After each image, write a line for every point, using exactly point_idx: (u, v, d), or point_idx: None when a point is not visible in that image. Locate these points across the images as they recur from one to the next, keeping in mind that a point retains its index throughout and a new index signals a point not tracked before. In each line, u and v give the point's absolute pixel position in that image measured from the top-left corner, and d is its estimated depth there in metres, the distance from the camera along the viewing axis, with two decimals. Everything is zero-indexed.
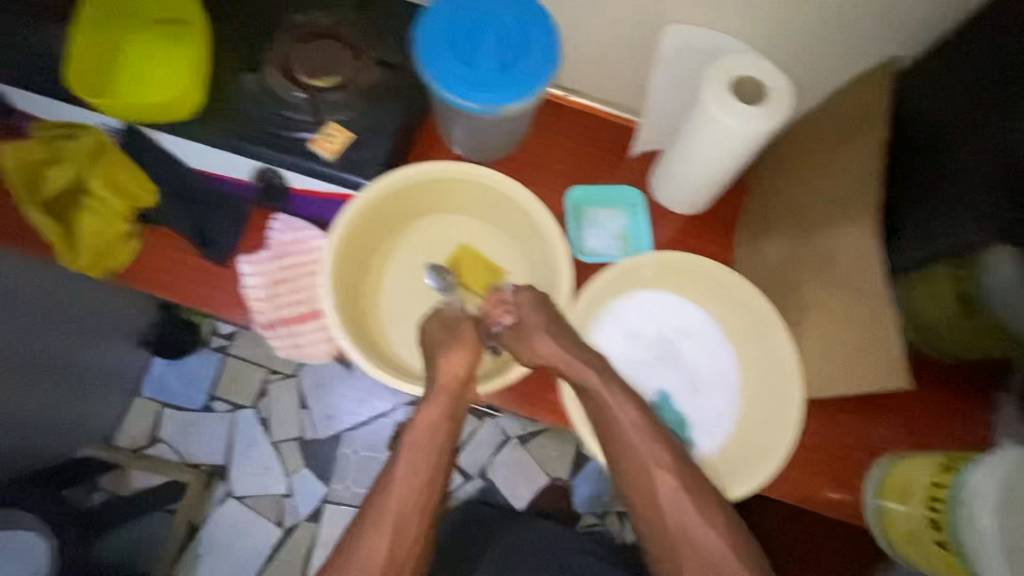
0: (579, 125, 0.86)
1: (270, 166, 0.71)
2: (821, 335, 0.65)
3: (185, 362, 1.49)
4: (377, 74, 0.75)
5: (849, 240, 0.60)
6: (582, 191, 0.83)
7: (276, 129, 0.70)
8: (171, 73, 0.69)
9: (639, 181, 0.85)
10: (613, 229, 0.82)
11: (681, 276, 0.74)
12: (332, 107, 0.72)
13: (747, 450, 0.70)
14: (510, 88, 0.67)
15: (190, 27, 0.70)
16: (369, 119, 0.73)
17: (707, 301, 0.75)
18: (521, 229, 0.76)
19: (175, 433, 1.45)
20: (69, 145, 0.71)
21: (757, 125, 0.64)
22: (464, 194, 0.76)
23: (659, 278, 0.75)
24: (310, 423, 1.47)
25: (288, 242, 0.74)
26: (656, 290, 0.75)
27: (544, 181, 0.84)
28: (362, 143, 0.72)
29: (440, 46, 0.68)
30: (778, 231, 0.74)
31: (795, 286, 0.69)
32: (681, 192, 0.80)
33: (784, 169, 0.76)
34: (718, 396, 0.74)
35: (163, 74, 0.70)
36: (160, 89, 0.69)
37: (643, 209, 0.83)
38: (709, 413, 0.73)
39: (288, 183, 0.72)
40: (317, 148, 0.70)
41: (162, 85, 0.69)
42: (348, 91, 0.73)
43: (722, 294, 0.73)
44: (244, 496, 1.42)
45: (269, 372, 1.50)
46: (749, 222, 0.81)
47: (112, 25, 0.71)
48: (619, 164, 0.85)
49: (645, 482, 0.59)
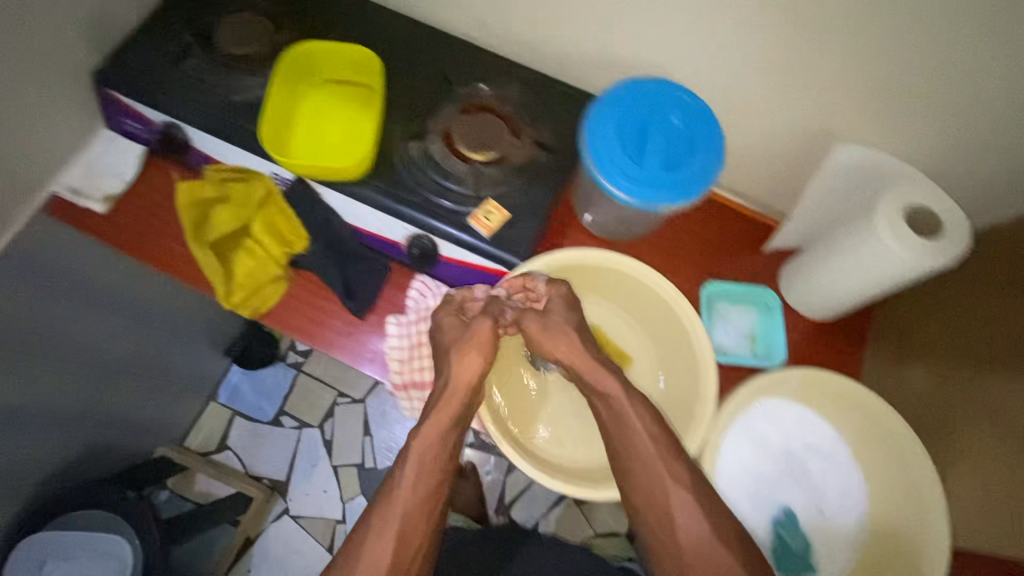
0: (713, 215, 0.86)
1: (424, 234, 0.73)
2: (988, 488, 0.61)
3: (261, 373, 1.53)
4: (532, 153, 0.77)
5: None
6: (720, 287, 0.82)
7: (435, 197, 0.73)
8: (354, 142, 0.75)
9: (770, 279, 0.84)
10: (743, 327, 0.81)
11: (825, 397, 0.72)
12: (490, 182, 0.74)
13: None
14: (674, 190, 0.68)
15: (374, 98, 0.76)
16: (522, 196, 0.75)
17: (840, 419, 0.73)
18: (658, 323, 0.75)
19: (242, 442, 1.48)
20: (235, 185, 0.76)
21: (928, 261, 0.63)
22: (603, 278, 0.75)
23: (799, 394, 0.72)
24: (372, 451, 1.48)
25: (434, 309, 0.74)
26: (791, 405, 0.73)
27: (673, 267, 0.84)
28: (515, 221, 0.73)
29: (609, 142, 0.69)
30: (925, 359, 0.72)
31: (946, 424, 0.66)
32: (818, 303, 0.78)
33: (935, 292, 0.73)
34: (829, 515, 0.72)
35: (344, 139, 0.75)
36: (343, 155, 0.74)
37: (780, 312, 0.81)
38: (817, 532, 0.71)
39: (441, 251, 0.74)
40: (476, 224, 0.71)
41: (344, 151, 0.75)
42: (505, 167, 0.76)
43: (857, 417, 0.71)
44: (299, 515, 1.43)
45: (339, 394, 1.52)
46: (886, 339, 0.79)
47: (298, 82, 0.75)
48: (750, 259, 0.85)
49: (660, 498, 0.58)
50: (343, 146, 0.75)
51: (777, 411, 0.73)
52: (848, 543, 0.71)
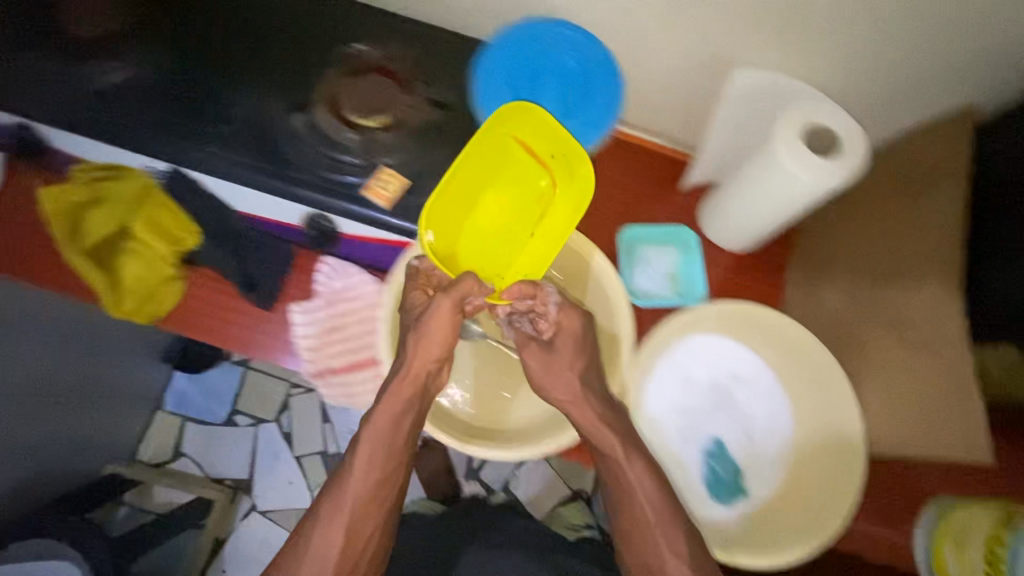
0: (626, 158, 0.85)
1: (321, 212, 0.69)
2: (887, 392, 0.64)
3: (208, 376, 1.48)
4: (426, 111, 0.71)
5: (917, 302, 0.59)
6: (637, 231, 0.82)
7: (325, 171, 0.68)
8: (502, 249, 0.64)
9: (687, 216, 0.84)
10: (665, 269, 0.81)
11: (744, 322, 0.74)
12: (385, 149, 0.69)
13: (797, 512, 0.69)
14: (566, 138, 0.66)
15: (552, 205, 0.62)
16: (418, 161, 0.69)
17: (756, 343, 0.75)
18: (574, 273, 0.76)
19: (200, 447, 1.44)
20: (110, 183, 0.71)
21: (830, 180, 0.62)
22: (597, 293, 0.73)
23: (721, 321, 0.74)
24: (334, 439, 1.46)
25: (342, 290, 0.75)
26: (713, 336, 0.75)
27: (590, 217, 0.83)
28: (413, 187, 0.68)
29: (501, 91, 0.66)
30: (836, 276, 0.72)
31: (855, 337, 0.68)
32: (735, 234, 0.79)
33: (843, 214, 0.75)
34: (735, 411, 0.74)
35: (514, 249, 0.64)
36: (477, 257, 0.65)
37: (698, 250, 0.81)
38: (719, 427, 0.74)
39: (341, 230, 0.70)
40: (371, 196, 0.67)
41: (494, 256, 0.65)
42: (399, 131, 0.70)
43: (769, 334, 0.74)
44: (268, 510, 1.42)
45: (292, 386, 1.49)
46: (804, 264, 0.80)
47: (489, 151, 0.62)
48: (668, 199, 0.84)
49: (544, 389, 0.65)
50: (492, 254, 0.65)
51: (701, 343, 0.75)
52: (779, 465, 0.73)
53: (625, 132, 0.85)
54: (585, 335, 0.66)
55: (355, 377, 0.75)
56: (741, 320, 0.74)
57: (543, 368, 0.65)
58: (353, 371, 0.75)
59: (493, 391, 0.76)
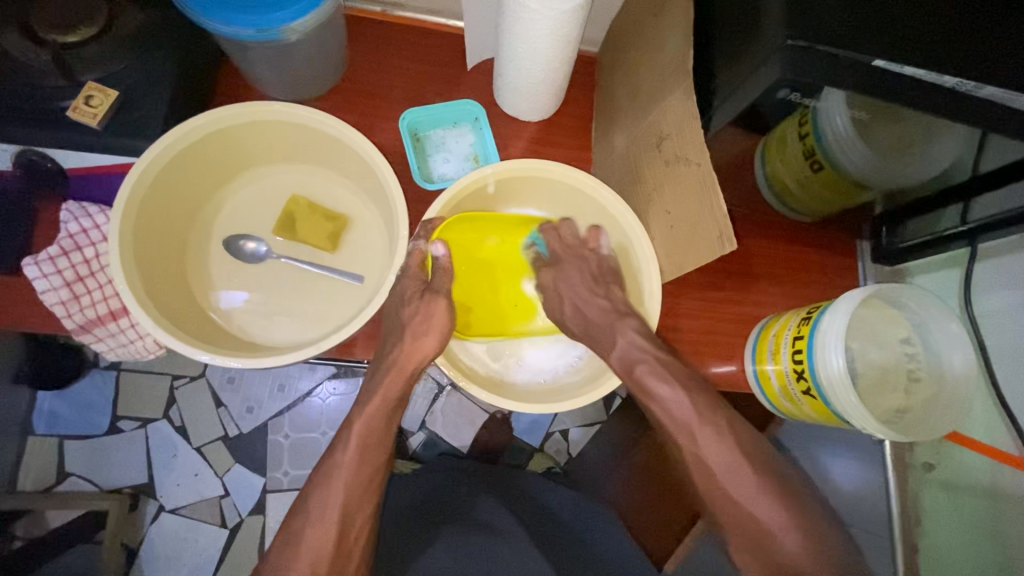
0: (404, 42, 0.78)
1: (30, 146, 0.61)
2: (665, 218, 0.63)
3: (77, 388, 1.32)
4: (137, 13, 0.62)
5: (671, 112, 0.57)
6: (416, 112, 0.76)
7: (24, 102, 0.59)
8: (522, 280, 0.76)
9: (481, 91, 0.79)
10: (462, 148, 0.78)
11: (529, 184, 0.72)
12: (87, 63, 0.60)
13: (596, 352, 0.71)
14: (283, 6, 0.58)
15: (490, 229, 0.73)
16: (139, 73, 0.62)
17: (536, 200, 0.75)
18: (350, 164, 0.69)
19: (85, 462, 1.30)
20: None
21: (566, 3, 0.58)
22: (496, 209, 0.76)
23: (507, 189, 0.73)
24: (232, 419, 1.34)
25: (83, 233, 0.64)
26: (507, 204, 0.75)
27: (377, 109, 0.76)
28: (135, 103, 0.62)
29: None
30: (620, 117, 0.70)
31: (637, 171, 0.66)
32: (520, 98, 0.74)
33: (621, 51, 0.71)
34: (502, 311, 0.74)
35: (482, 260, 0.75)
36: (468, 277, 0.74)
37: (487, 121, 0.78)
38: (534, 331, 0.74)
39: (65, 165, 0.63)
40: (77, 117, 0.60)
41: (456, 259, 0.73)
42: (107, 41, 0.61)
43: (556, 189, 0.73)
44: (178, 507, 1.30)
45: (174, 378, 1.34)
46: (602, 117, 0.77)
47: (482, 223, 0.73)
48: (456, 78, 0.78)
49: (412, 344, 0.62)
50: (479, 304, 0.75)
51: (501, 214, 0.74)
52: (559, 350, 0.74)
53: (398, 14, 0.79)
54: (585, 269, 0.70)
55: (123, 326, 0.67)
56: (520, 181, 0.72)
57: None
58: (115, 319, 0.66)
59: (291, 310, 0.68)
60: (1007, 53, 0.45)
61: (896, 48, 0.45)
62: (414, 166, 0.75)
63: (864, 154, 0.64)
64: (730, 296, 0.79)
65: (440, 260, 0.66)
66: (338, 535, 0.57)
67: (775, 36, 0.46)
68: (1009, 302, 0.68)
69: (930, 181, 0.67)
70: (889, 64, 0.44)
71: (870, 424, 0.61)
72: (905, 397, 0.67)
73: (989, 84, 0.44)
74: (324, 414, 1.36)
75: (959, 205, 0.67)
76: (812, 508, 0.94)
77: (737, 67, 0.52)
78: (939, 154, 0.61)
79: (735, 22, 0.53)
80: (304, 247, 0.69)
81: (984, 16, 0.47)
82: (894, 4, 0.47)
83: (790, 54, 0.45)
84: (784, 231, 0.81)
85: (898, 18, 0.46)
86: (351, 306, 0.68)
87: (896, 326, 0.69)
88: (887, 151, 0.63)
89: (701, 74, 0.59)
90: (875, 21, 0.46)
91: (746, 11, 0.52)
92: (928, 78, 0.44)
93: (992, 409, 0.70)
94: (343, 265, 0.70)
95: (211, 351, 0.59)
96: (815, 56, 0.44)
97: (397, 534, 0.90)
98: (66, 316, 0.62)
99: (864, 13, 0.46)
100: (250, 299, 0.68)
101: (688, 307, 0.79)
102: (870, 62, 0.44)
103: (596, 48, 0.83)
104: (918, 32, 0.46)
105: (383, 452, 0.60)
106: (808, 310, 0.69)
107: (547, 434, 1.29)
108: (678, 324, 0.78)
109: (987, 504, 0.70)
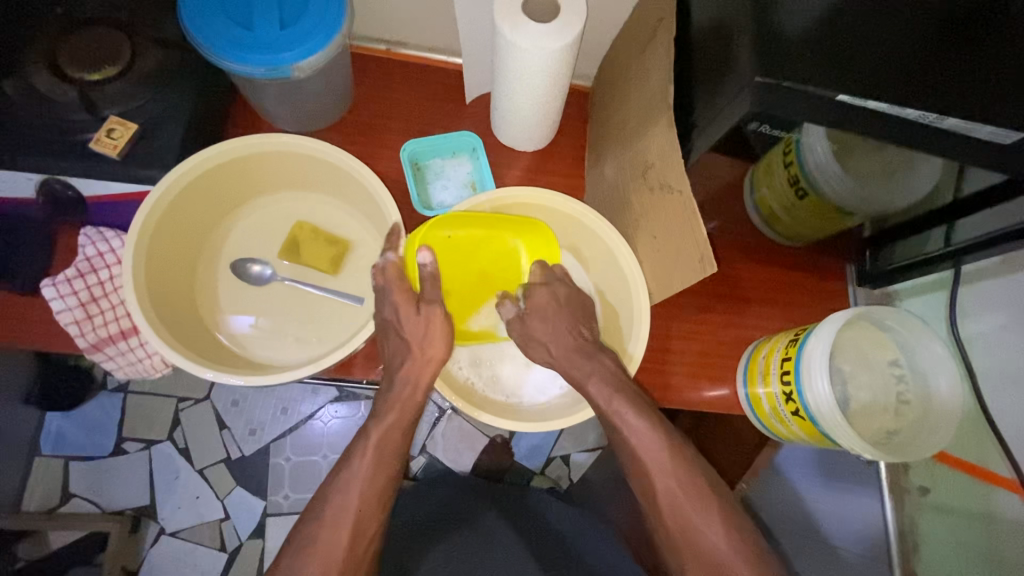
0: (407, 77, 0.83)
1: (53, 176, 0.65)
2: (652, 242, 0.65)
3: (84, 409, 1.34)
4: (159, 53, 0.67)
5: (655, 143, 0.60)
6: (417, 143, 0.80)
7: (51, 135, 0.64)
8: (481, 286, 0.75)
9: (478, 123, 0.83)
10: (460, 177, 0.82)
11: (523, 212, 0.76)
12: (111, 100, 0.65)
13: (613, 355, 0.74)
14: (292, 47, 0.62)
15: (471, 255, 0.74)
16: (158, 108, 0.67)
17: None
18: (351, 190, 0.73)
19: (90, 484, 1.31)
20: None
21: (555, 43, 0.62)
22: None
23: None
24: (235, 441, 1.35)
25: (99, 256, 0.68)
26: None
27: (380, 141, 0.80)
28: (153, 136, 0.66)
29: (210, 12, 0.62)
30: (610, 147, 0.73)
31: (626, 198, 0.69)
32: (515, 128, 0.78)
33: (611, 86, 0.75)
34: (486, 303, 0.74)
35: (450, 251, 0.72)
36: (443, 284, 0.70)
37: (484, 151, 0.82)
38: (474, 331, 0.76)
39: (84, 193, 0.67)
40: (100, 148, 0.64)
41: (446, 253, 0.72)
42: (130, 78, 0.66)
43: (547, 215, 0.75)
44: (179, 530, 1.30)
45: (179, 401, 1.36)
46: (593, 147, 0.80)
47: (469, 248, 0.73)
48: (455, 111, 0.83)
49: (410, 366, 0.63)
50: (459, 289, 0.75)
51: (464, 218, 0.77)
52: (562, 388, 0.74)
53: (401, 51, 0.84)
54: (561, 292, 0.70)
55: (133, 345, 0.70)
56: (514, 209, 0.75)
57: (534, 316, 0.69)
58: (126, 338, 0.69)
59: (293, 331, 0.70)
60: (966, 89, 0.48)
61: (861, 83, 0.48)
62: (413, 194, 0.78)
63: (843, 181, 0.66)
64: (721, 319, 0.81)
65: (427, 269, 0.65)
66: (333, 552, 0.58)
67: (747, 72, 0.49)
68: (996, 324, 0.70)
69: (911, 206, 0.69)
70: (853, 99, 0.47)
71: (858, 445, 0.62)
72: (895, 419, 0.68)
73: (949, 116, 0.47)
74: (325, 436, 1.37)
75: (943, 228, 0.68)
76: (812, 535, 0.94)
77: (714, 100, 0.55)
78: (919, 181, 0.63)
79: (711, 58, 0.57)
80: (307, 271, 0.73)
81: (945, 53, 0.50)
82: (859, 42, 0.50)
83: (760, 89, 0.48)
84: (773, 256, 0.83)
85: (861, 56, 0.49)
86: (353, 327, 0.71)
87: (884, 348, 0.70)
88: (866, 178, 0.65)
89: (683, 106, 0.62)
90: (841, 59, 0.49)
91: (721, 46, 0.55)
92: (892, 111, 0.47)
93: (984, 432, 0.70)
94: (345, 288, 0.72)
95: (214, 369, 0.61)
96: (784, 91, 0.47)
97: (395, 556, 0.90)
98: (78, 335, 0.65)
99: (832, 51, 0.49)
100: (256, 319, 0.71)
101: (680, 330, 0.80)
102: (834, 96, 0.47)
103: (588, 83, 0.87)
104: (881, 69, 0.49)
105: (382, 471, 0.62)
106: (795, 333, 0.71)
107: (548, 458, 1.29)
108: (671, 346, 0.80)
109: (983, 529, 0.70)
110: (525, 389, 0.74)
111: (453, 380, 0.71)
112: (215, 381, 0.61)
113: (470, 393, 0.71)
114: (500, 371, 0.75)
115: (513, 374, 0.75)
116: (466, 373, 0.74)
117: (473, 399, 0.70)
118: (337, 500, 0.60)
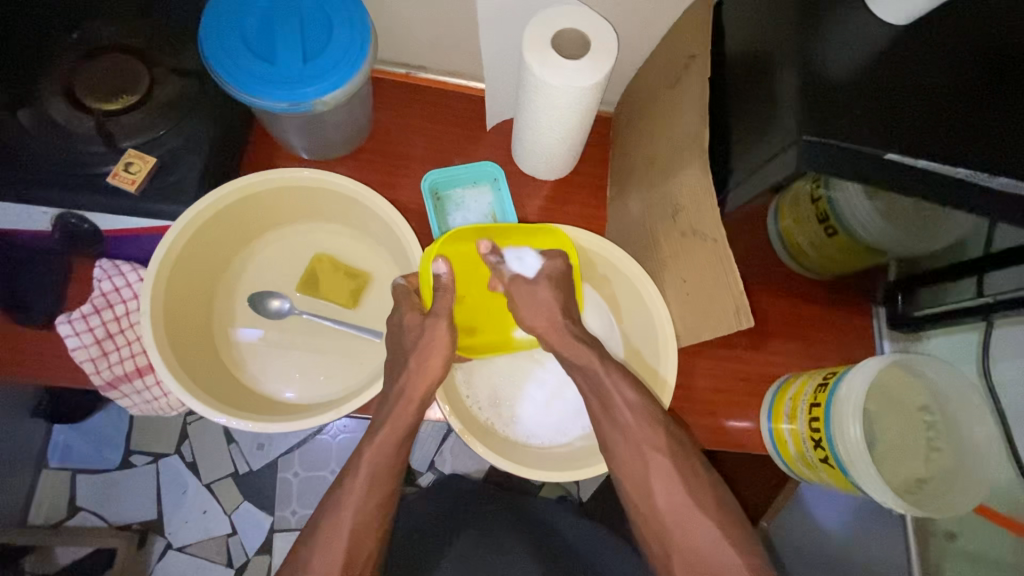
0: (427, 103, 0.81)
1: (69, 211, 0.63)
2: (681, 285, 0.64)
3: (91, 422, 1.33)
4: (177, 81, 0.66)
5: (687, 186, 0.59)
6: (437, 174, 0.76)
7: (66, 167, 0.62)
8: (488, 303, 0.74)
9: (499, 150, 0.81)
10: (481, 208, 0.78)
11: None
12: (128, 131, 0.63)
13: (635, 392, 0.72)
14: (316, 82, 0.61)
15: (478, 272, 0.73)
16: (176, 139, 0.65)
17: None
18: (371, 224, 0.72)
19: (96, 497, 1.30)
20: None
21: (586, 81, 0.60)
22: None
23: None
24: (242, 455, 1.34)
25: (116, 292, 0.67)
26: None
27: (400, 168, 0.79)
28: (171, 168, 0.65)
29: (232, 46, 0.61)
30: (636, 180, 0.72)
31: (652, 236, 0.67)
32: (539, 159, 0.76)
33: (637, 116, 0.74)
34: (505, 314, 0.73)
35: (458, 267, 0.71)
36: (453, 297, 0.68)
37: (505, 182, 0.78)
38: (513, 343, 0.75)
39: (100, 227, 0.65)
40: (118, 182, 0.62)
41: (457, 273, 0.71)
42: (148, 108, 0.65)
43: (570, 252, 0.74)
44: (185, 545, 1.29)
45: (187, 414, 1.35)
46: (617, 177, 0.79)
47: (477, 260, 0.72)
48: (475, 138, 0.81)
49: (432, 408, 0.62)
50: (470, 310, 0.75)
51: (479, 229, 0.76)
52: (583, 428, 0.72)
53: (421, 76, 0.82)
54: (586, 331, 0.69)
55: (148, 383, 0.68)
56: None
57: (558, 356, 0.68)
58: (141, 376, 0.68)
59: (311, 367, 0.69)
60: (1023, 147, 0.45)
61: (910, 141, 0.46)
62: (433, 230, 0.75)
63: (877, 224, 0.65)
64: (745, 354, 0.80)
65: (441, 279, 0.64)
66: None
67: (793, 128, 0.48)
68: None
69: (944, 252, 0.68)
70: (903, 157, 0.46)
71: (889, 497, 0.60)
72: (926, 466, 0.67)
73: (999, 175, 0.44)
74: (334, 451, 1.36)
75: (974, 278, 0.68)
76: None
77: (754, 147, 0.53)
78: (955, 228, 0.62)
79: (750, 104, 0.55)
80: (325, 305, 0.71)
81: (996, 106, 0.47)
82: (907, 97, 0.48)
83: (808, 146, 0.47)
84: (798, 289, 0.82)
85: (909, 111, 0.47)
86: (372, 365, 0.70)
87: (917, 393, 0.68)
88: (900, 223, 0.64)
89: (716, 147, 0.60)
90: (888, 115, 0.47)
91: (762, 93, 0.53)
92: (943, 170, 0.45)
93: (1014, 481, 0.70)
94: (364, 323, 0.71)
95: (232, 413, 0.60)
96: (833, 149, 0.46)
97: None
98: (94, 372, 0.64)
99: (880, 105, 0.48)
100: (275, 355, 0.69)
101: (703, 365, 0.79)
102: (884, 155, 0.46)
103: (612, 108, 0.85)
104: (929, 125, 0.47)
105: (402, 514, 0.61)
106: (825, 375, 0.69)
107: None
108: (693, 381, 0.78)
109: None
110: (544, 428, 0.72)
111: (469, 416, 0.70)
112: (234, 425, 0.60)
113: (486, 430, 0.69)
114: (518, 408, 0.73)
115: (531, 412, 0.73)
116: (481, 407, 0.72)
117: (485, 435, 0.68)
118: (357, 547, 0.58)
